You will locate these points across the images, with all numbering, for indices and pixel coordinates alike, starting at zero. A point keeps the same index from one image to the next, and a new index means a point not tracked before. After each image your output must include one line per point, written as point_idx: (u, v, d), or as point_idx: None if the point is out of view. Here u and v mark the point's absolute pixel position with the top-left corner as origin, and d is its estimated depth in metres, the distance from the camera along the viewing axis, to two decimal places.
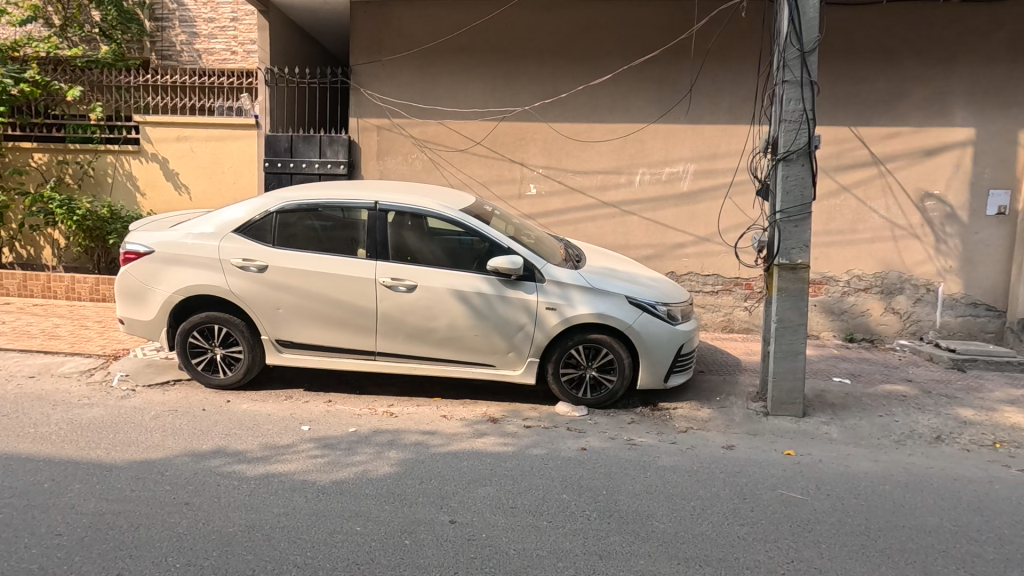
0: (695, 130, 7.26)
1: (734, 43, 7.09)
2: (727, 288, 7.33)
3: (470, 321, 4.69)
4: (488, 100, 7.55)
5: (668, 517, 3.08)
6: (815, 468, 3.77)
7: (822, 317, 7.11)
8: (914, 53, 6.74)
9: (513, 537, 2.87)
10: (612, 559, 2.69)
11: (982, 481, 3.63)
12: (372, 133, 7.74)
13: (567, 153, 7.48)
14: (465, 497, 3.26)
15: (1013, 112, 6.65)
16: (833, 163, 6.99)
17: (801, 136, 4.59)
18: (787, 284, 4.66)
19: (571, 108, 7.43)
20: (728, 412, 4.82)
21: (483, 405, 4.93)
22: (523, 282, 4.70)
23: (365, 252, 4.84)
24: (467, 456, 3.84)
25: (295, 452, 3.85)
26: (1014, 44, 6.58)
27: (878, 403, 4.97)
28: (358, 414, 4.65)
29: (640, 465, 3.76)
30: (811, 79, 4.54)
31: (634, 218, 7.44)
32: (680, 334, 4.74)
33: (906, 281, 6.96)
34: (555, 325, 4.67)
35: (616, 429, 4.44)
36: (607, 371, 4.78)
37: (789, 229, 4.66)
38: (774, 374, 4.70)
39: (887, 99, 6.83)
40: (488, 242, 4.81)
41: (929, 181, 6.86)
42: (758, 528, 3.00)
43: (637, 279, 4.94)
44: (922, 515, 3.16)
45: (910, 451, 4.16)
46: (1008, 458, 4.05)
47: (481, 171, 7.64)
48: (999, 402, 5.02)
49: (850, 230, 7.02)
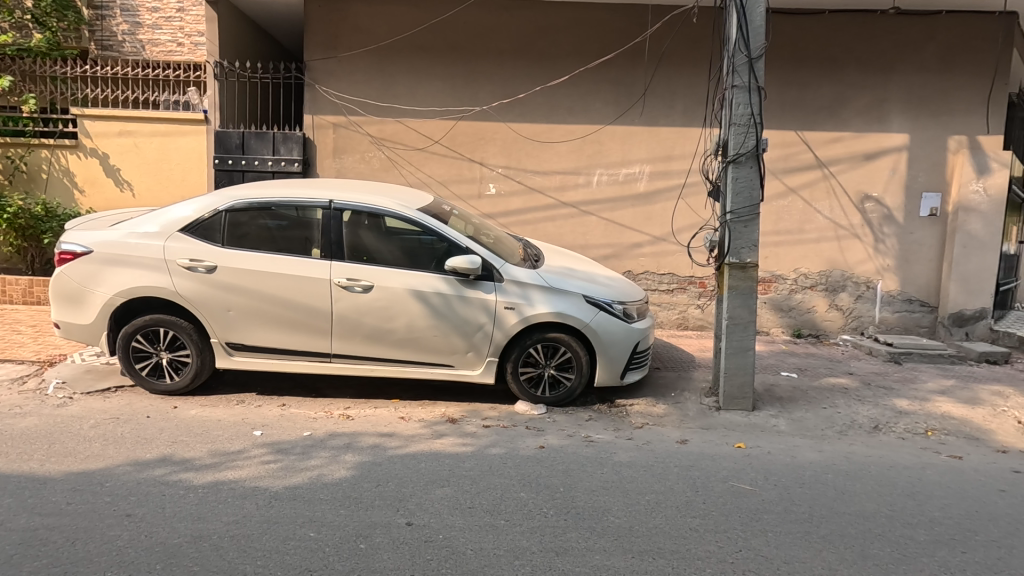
0: (651, 132, 7.42)
1: (687, 48, 7.27)
2: (682, 286, 7.52)
3: (428, 321, 4.65)
4: (448, 99, 7.51)
5: (624, 511, 3.15)
6: (763, 460, 3.92)
7: (771, 314, 7.40)
8: (854, 62, 7.08)
9: (471, 537, 2.86)
10: (569, 555, 2.72)
11: (915, 468, 3.85)
12: (328, 130, 7.58)
13: (527, 154, 7.52)
14: (423, 499, 3.23)
15: (944, 119, 7.07)
16: (780, 166, 7.27)
17: (750, 139, 4.75)
18: (738, 283, 4.82)
19: (530, 108, 7.47)
20: (682, 407, 4.95)
21: (442, 406, 4.90)
22: (481, 281, 4.70)
23: (319, 252, 4.74)
24: (425, 457, 3.81)
25: (247, 458, 3.74)
26: (945, 55, 6.99)
27: (823, 396, 5.20)
28: (314, 417, 4.55)
29: (597, 461, 3.82)
30: (758, 84, 4.71)
31: (593, 218, 7.55)
32: (636, 332, 4.83)
33: (848, 279, 7.31)
34: (514, 325, 4.68)
35: (574, 427, 4.50)
36: (565, 370, 4.83)
37: (739, 229, 4.81)
38: (726, 369, 4.86)
39: (830, 105, 7.16)
40: (446, 242, 4.79)
41: (869, 184, 7.22)
42: (709, 519, 3.09)
43: (595, 279, 5.01)
44: (860, 501, 3.33)
45: (851, 441, 4.37)
46: (939, 445, 4.31)
47: (440, 170, 7.60)
48: (932, 392, 5.34)
49: (797, 230, 7.31)
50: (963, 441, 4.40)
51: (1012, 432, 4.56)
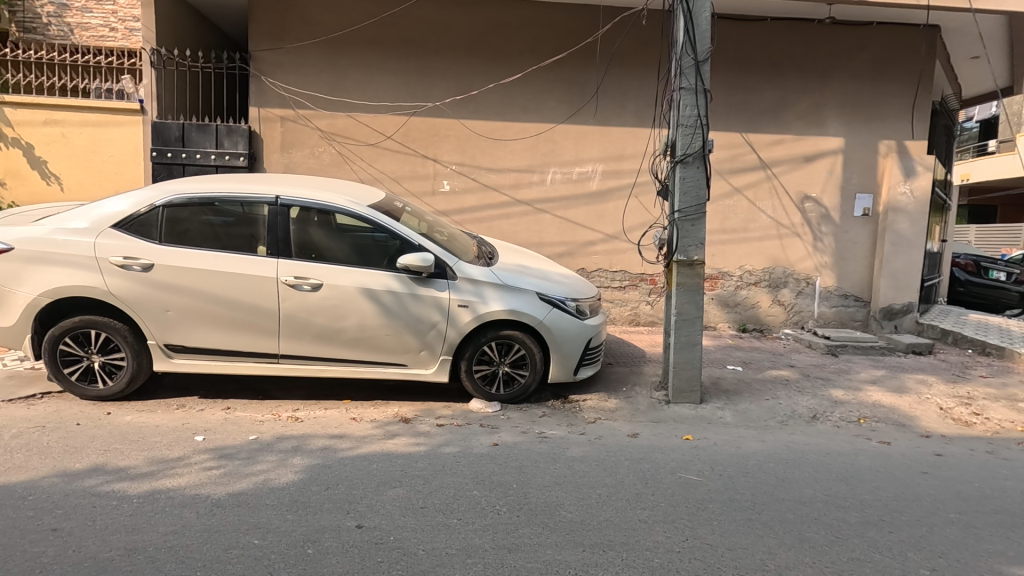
0: (603, 132, 7.53)
1: (638, 50, 7.42)
2: (634, 283, 7.67)
3: (380, 320, 4.57)
4: (400, 94, 7.40)
5: (576, 505, 3.19)
6: (710, 451, 4.05)
7: (718, 310, 7.67)
8: (794, 68, 7.40)
9: (423, 537, 2.83)
10: (521, 551, 2.73)
11: (848, 454, 4.07)
12: (275, 124, 7.34)
13: (481, 151, 7.50)
14: (374, 500, 3.18)
15: (875, 124, 7.49)
16: (726, 166, 7.53)
17: (697, 140, 4.88)
18: (686, 279, 4.96)
19: (484, 106, 7.45)
20: (633, 401, 5.07)
21: (395, 406, 4.84)
22: (434, 279, 4.65)
23: (266, 249, 4.59)
24: (377, 458, 3.75)
25: (187, 465, 3.57)
26: (876, 64, 7.40)
27: (765, 388, 5.43)
28: (260, 420, 4.40)
29: (551, 457, 3.86)
30: (704, 87, 4.85)
31: (548, 216, 7.60)
32: (589, 328, 4.89)
33: (790, 276, 7.64)
34: (467, 322, 4.66)
35: (528, 423, 4.53)
36: (519, 367, 4.85)
37: (686, 228, 4.95)
38: (675, 364, 5.00)
39: (772, 109, 7.46)
40: (399, 240, 4.71)
41: (809, 185, 7.57)
42: (657, 510, 3.17)
43: (549, 276, 5.04)
44: (799, 488, 3.49)
45: (791, 430, 4.59)
46: (870, 432, 4.57)
47: (393, 166, 7.49)
48: (864, 382, 5.66)
49: (742, 228, 7.59)
50: (892, 427, 4.68)
51: (935, 417, 4.89)
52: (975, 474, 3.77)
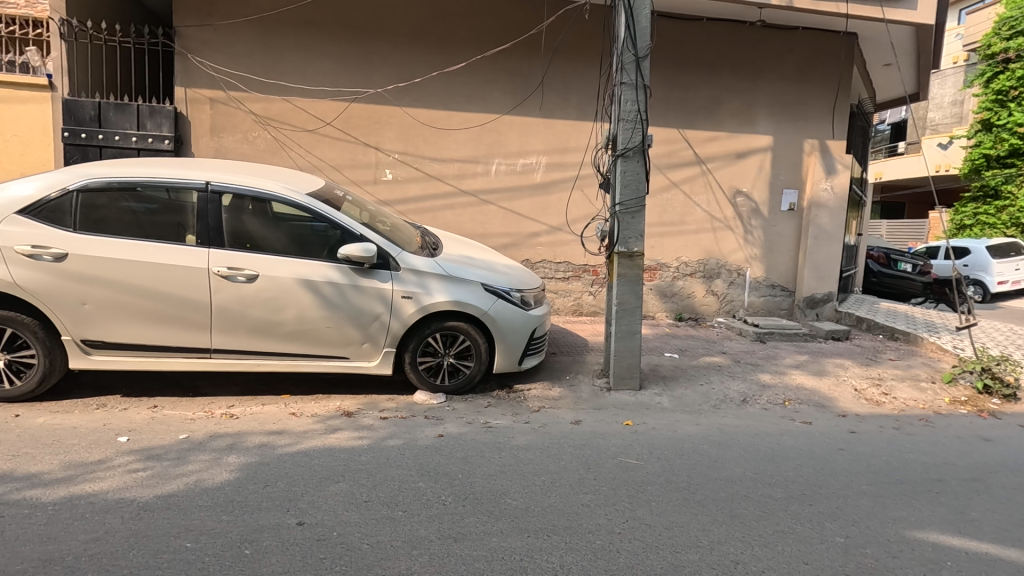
0: (547, 124, 7.59)
1: (581, 44, 7.49)
2: (577, 274, 7.81)
3: (320, 312, 4.44)
4: (340, 79, 7.17)
5: (521, 493, 3.24)
6: (648, 436, 4.21)
7: (656, 300, 7.95)
8: (728, 67, 7.72)
9: (367, 531, 2.80)
10: (467, 540, 2.74)
11: (775, 434, 4.34)
12: (204, 106, 6.96)
13: (424, 140, 7.40)
14: (316, 496, 3.11)
15: (800, 124, 7.94)
16: (665, 161, 7.79)
17: (637, 135, 5.02)
18: (626, 270, 5.10)
19: (427, 94, 7.33)
20: (576, 389, 5.18)
21: (337, 400, 4.73)
22: (377, 270, 4.56)
23: (195, 238, 4.35)
24: (318, 454, 3.66)
25: (109, 468, 3.35)
26: (801, 67, 7.83)
27: (700, 374, 5.69)
28: (191, 418, 4.19)
29: (496, 446, 3.89)
30: (644, 83, 4.98)
31: (492, 207, 7.60)
32: (533, 319, 4.94)
33: (723, 267, 8.01)
34: (411, 314, 4.60)
35: (473, 413, 4.54)
36: (464, 358, 4.84)
37: (627, 220, 5.09)
38: (615, 352, 5.15)
39: (707, 107, 7.76)
40: (339, 230, 4.59)
41: (740, 180, 7.94)
42: (599, 494, 3.26)
43: (493, 267, 5.06)
44: (730, 468, 3.69)
45: (723, 413, 4.84)
46: (794, 413, 4.90)
47: (333, 153, 7.26)
48: (789, 367, 6.04)
49: (680, 221, 7.88)
50: (813, 408, 5.03)
51: (850, 398, 5.29)
52: (883, 448, 4.12)
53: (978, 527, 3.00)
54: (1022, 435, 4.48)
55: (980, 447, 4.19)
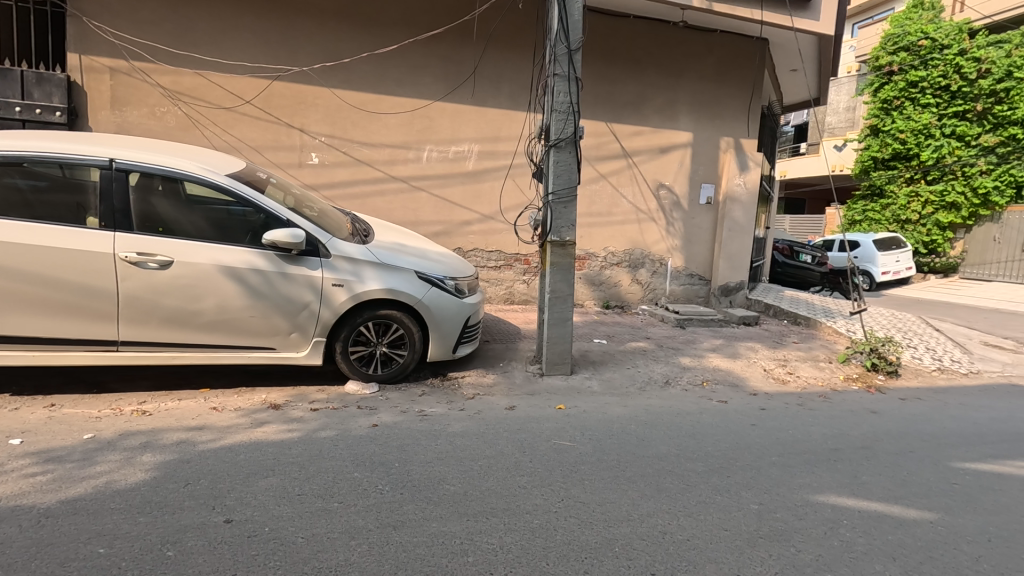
0: (479, 112, 7.56)
1: (513, 33, 7.47)
2: (508, 263, 7.86)
3: (243, 301, 4.21)
4: (260, 55, 6.79)
5: (458, 478, 3.27)
6: (580, 418, 4.37)
7: (585, 288, 8.20)
8: (653, 65, 8.03)
9: (301, 524, 2.71)
10: (406, 527, 2.73)
11: (696, 413, 4.64)
12: (103, 75, 6.39)
13: (353, 123, 7.16)
14: (244, 492, 2.97)
15: (717, 122, 8.42)
16: (593, 154, 8.02)
17: (569, 126, 5.12)
18: (559, 259, 5.22)
19: (355, 75, 7.08)
20: (509, 375, 5.27)
21: (262, 392, 4.52)
22: (306, 257, 4.38)
23: (98, 221, 3.99)
24: (245, 448, 3.49)
25: (2, 473, 3.03)
26: (719, 68, 8.29)
27: (627, 358, 5.96)
28: (96, 417, 3.85)
29: (432, 434, 3.89)
30: (576, 75, 5.08)
31: (424, 194, 7.49)
32: (467, 307, 4.94)
33: (647, 257, 8.38)
34: (343, 302, 4.46)
35: (407, 402, 4.50)
36: (397, 346, 4.77)
37: (559, 210, 5.19)
38: (548, 339, 5.27)
39: (633, 102, 8.05)
40: (263, 214, 4.37)
41: (664, 174, 8.31)
42: (535, 476, 3.36)
43: (427, 255, 5.01)
44: (656, 446, 3.90)
45: (648, 394, 5.11)
46: (711, 393, 5.25)
47: (253, 133, 6.88)
48: (707, 350, 6.44)
49: (607, 212, 8.15)
50: (728, 387, 5.42)
51: (760, 377, 5.75)
52: (789, 422, 4.51)
53: (868, 488, 3.38)
54: (902, 407, 5.07)
55: (868, 418, 4.70)
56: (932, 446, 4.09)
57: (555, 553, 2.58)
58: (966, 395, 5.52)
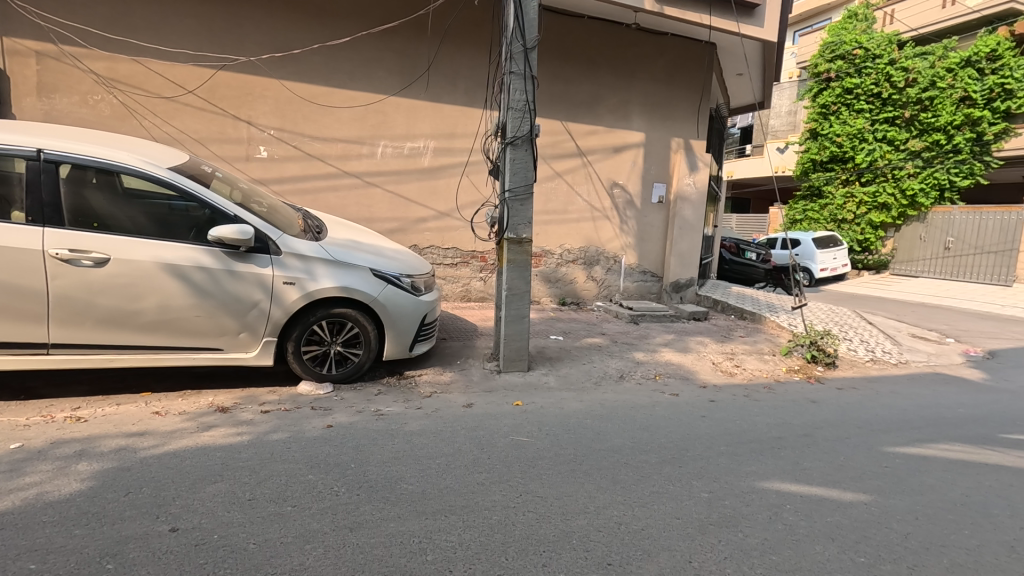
0: (434, 108, 7.48)
1: (469, 29, 7.43)
2: (465, 260, 7.83)
3: (187, 300, 4.03)
4: (203, 43, 6.51)
5: (416, 477, 3.24)
6: (537, 414, 4.42)
7: (542, 285, 8.28)
8: (607, 65, 8.16)
9: (252, 530, 2.62)
10: (363, 529, 2.69)
11: (649, 406, 4.77)
12: (29, 59, 5.99)
13: (304, 116, 6.96)
14: (190, 499, 2.85)
15: (669, 123, 8.64)
16: (549, 152, 8.10)
17: (525, 124, 5.15)
18: (516, 256, 5.25)
19: (306, 67, 6.88)
20: (467, 373, 5.27)
21: (208, 395, 4.34)
22: (255, 255, 4.23)
23: (25, 216, 3.73)
24: (191, 454, 3.35)
25: None
26: (670, 71, 8.51)
27: (582, 354, 6.06)
28: (24, 425, 3.60)
29: (389, 433, 3.83)
30: (532, 74, 5.11)
31: (378, 190, 7.36)
32: (424, 304, 4.90)
33: (601, 254, 8.53)
34: (295, 301, 4.33)
35: (363, 402, 4.42)
36: (352, 345, 4.68)
37: (516, 207, 5.21)
38: (506, 336, 5.29)
39: (588, 102, 8.16)
40: (208, 209, 4.19)
41: (617, 173, 8.48)
42: (493, 472, 3.37)
43: (382, 253, 4.93)
44: (611, 439, 3.99)
45: (604, 388, 5.21)
46: (664, 386, 5.40)
47: (197, 125, 6.60)
48: (659, 345, 6.63)
49: (563, 210, 8.24)
50: (679, 380, 5.60)
51: (709, 370, 5.97)
52: (736, 413, 4.71)
53: (810, 474, 3.56)
54: (839, 396, 5.37)
55: (809, 408, 4.96)
56: (866, 433, 4.36)
57: (514, 548, 2.60)
58: (896, 384, 5.91)
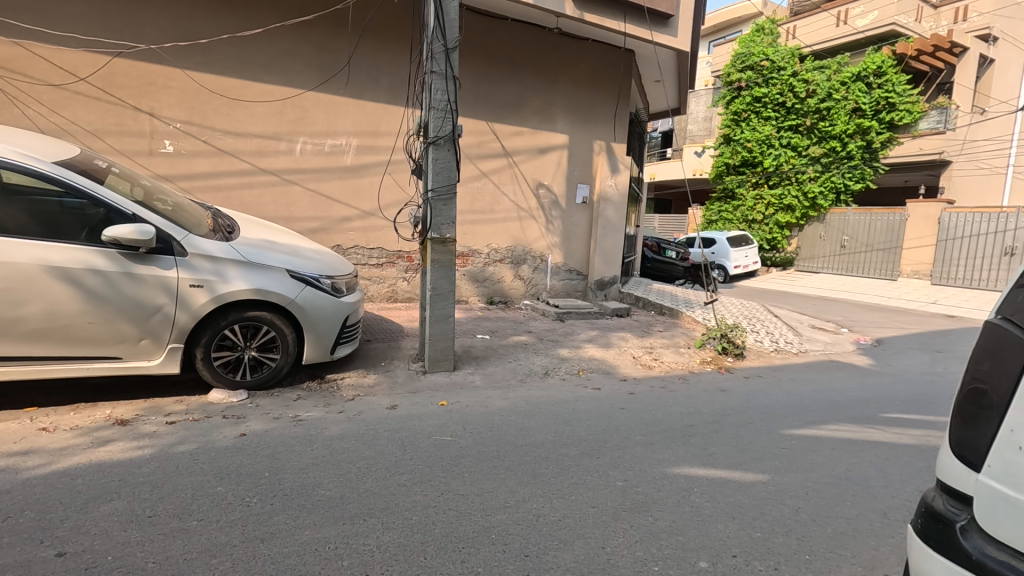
0: (356, 105, 7.30)
1: (390, 26, 7.30)
2: (390, 260, 7.70)
3: (79, 306, 3.72)
4: (96, 27, 6.04)
5: (335, 482, 3.17)
6: (462, 413, 4.44)
7: (469, 284, 8.30)
8: (530, 68, 8.29)
9: (152, 549, 2.47)
10: (276, 539, 2.60)
11: (572, 401, 4.91)
12: None
13: (214, 110, 6.61)
14: (80, 521, 2.64)
15: (591, 126, 8.91)
16: (474, 152, 8.12)
17: (447, 124, 5.15)
18: (439, 256, 5.23)
19: (215, 58, 6.53)
20: (391, 375, 5.20)
21: (106, 408, 4.04)
22: (158, 256, 3.98)
23: None
24: (83, 472, 3.10)
25: None
26: (591, 75, 8.76)
27: (509, 352, 6.14)
28: None
29: (307, 439, 3.72)
30: (453, 74, 5.12)
31: (297, 188, 7.10)
32: (345, 305, 4.78)
33: (528, 253, 8.66)
34: (204, 304, 4.11)
35: (280, 408, 4.27)
36: (268, 350, 4.49)
37: (439, 207, 5.19)
38: (430, 336, 5.27)
39: (512, 103, 8.26)
40: (103, 208, 3.89)
41: (542, 174, 8.64)
42: (415, 473, 3.36)
43: (300, 253, 4.77)
44: (534, 434, 4.09)
45: (528, 385, 5.32)
46: (586, 380, 5.58)
47: (91, 115, 6.12)
48: (584, 341, 6.83)
49: (489, 210, 8.30)
50: (601, 374, 5.81)
51: (629, 363, 6.23)
52: (653, 404, 4.95)
53: (716, 457, 3.81)
54: (746, 384, 5.78)
55: (718, 396, 5.29)
56: (767, 417, 4.71)
57: (432, 547, 2.61)
58: (795, 371, 6.44)
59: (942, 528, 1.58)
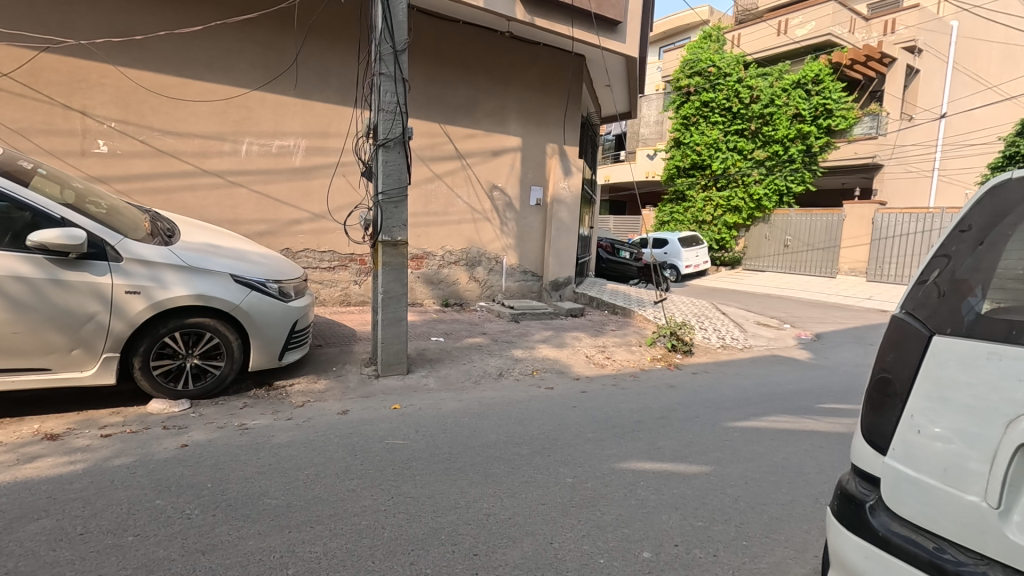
0: (304, 105, 7.15)
1: (338, 25, 7.19)
2: (343, 263, 7.58)
3: (3, 315, 3.53)
4: (20, 20, 5.71)
5: (282, 490, 3.11)
6: (415, 416, 4.42)
7: (424, 287, 8.25)
8: (482, 70, 8.33)
9: (83, 568, 2.37)
10: (217, 550, 2.54)
11: (525, 400, 4.97)
12: None
13: (152, 109, 6.35)
14: (2, 542, 2.50)
15: (544, 128, 9.01)
16: (427, 153, 8.09)
17: (396, 126, 5.12)
18: (390, 259, 5.19)
19: (152, 55, 6.28)
20: (343, 380, 5.12)
21: (34, 422, 3.82)
22: (89, 261, 3.80)
23: None
24: (6, 490, 2.93)
25: None
26: (543, 78, 8.87)
27: (463, 354, 6.15)
28: None
29: (252, 448, 3.63)
30: (402, 76, 5.10)
31: (243, 190, 6.90)
32: (294, 310, 4.68)
33: (483, 255, 8.69)
34: (141, 311, 3.94)
35: (225, 417, 4.15)
36: (212, 357, 4.35)
37: (390, 209, 5.16)
38: (383, 339, 5.22)
39: (465, 105, 8.27)
40: (29, 212, 3.72)
41: (496, 176, 8.69)
42: (366, 478, 3.33)
43: (245, 257, 4.65)
44: (486, 434, 4.12)
45: (482, 386, 5.34)
46: (540, 380, 5.65)
47: (15, 113, 5.78)
48: (538, 342, 6.91)
49: (443, 212, 8.28)
50: (555, 374, 5.90)
51: (582, 362, 6.35)
52: (604, 401, 5.07)
53: (662, 451, 3.94)
54: (692, 380, 5.99)
55: (666, 392, 5.46)
56: (712, 411, 4.90)
57: (381, 551, 2.60)
58: (740, 366, 6.71)
59: (853, 507, 1.69)
